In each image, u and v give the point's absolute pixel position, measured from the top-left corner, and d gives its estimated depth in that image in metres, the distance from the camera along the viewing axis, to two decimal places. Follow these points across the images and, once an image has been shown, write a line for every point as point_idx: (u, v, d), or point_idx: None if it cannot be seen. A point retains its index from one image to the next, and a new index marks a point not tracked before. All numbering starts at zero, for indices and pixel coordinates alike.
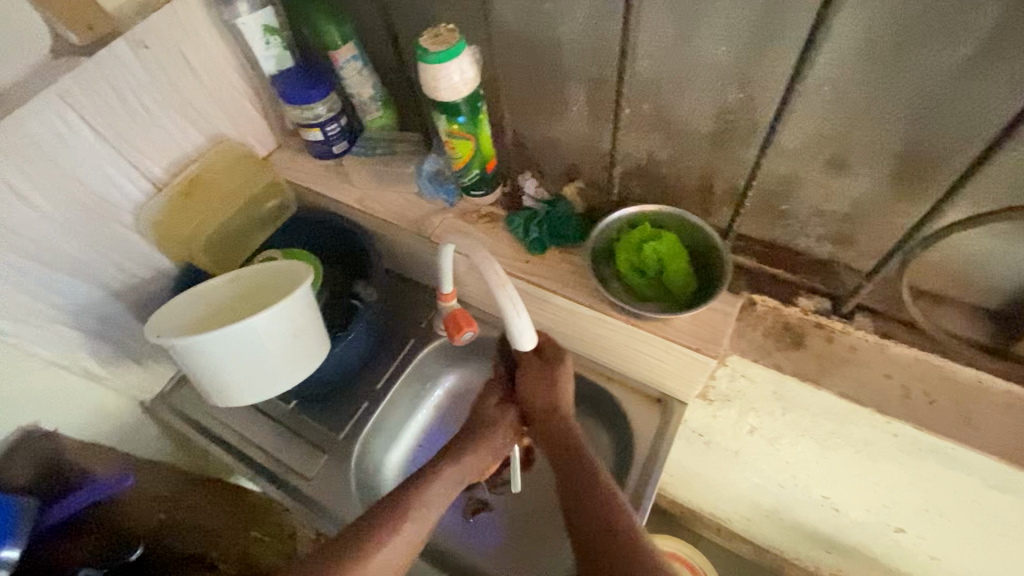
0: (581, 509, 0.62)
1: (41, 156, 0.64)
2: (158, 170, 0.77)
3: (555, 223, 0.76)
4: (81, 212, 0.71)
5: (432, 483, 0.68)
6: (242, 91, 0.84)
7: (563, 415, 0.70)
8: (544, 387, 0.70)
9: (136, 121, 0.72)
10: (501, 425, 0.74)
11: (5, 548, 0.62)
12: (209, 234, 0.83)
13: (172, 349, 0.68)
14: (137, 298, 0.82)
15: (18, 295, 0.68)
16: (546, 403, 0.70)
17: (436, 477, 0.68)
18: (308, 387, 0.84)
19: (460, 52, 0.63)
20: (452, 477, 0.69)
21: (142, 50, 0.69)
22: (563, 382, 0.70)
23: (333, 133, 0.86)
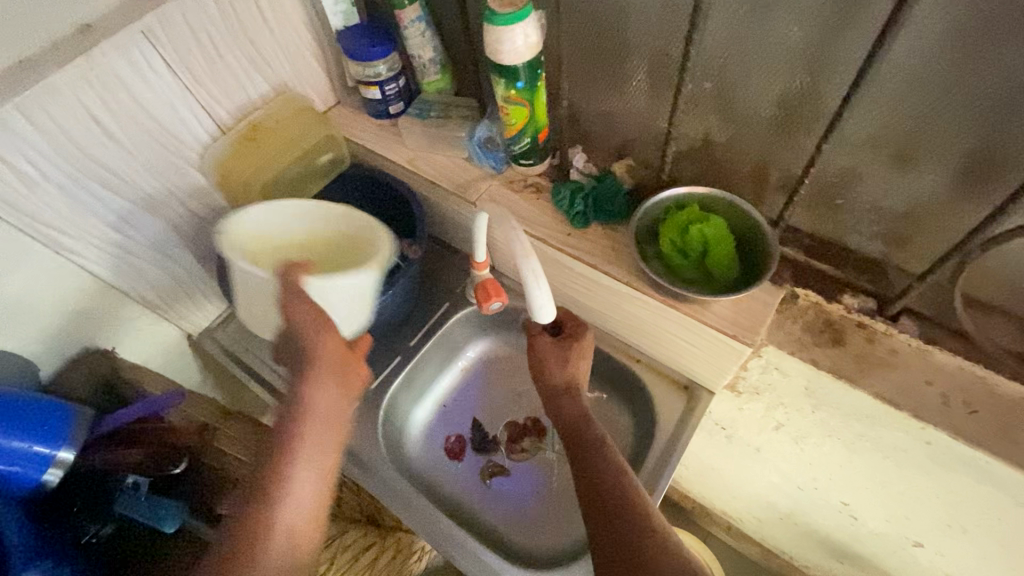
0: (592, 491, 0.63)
1: (122, 89, 0.68)
2: (223, 113, 0.81)
3: (601, 199, 0.76)
4: (153, 144, 0.75)
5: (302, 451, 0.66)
6: (308, 44, 0.87)
7: (577, 397, 0.72)
8: (559, 362, 0.74)
9: (209, 63, 0.75)
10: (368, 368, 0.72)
11: (61, 449, 0.67)
12: (266, 180, 0.87)
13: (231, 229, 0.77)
14: (195, 235, 0.86)
15: (90, 218, 0.73)
16: (561, 379, 0.73)
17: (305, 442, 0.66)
18: None
19: (526, 16, 0.64)
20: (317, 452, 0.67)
21: None
22: (579, 359, 0.74)
23: (391, 93, 0.88)
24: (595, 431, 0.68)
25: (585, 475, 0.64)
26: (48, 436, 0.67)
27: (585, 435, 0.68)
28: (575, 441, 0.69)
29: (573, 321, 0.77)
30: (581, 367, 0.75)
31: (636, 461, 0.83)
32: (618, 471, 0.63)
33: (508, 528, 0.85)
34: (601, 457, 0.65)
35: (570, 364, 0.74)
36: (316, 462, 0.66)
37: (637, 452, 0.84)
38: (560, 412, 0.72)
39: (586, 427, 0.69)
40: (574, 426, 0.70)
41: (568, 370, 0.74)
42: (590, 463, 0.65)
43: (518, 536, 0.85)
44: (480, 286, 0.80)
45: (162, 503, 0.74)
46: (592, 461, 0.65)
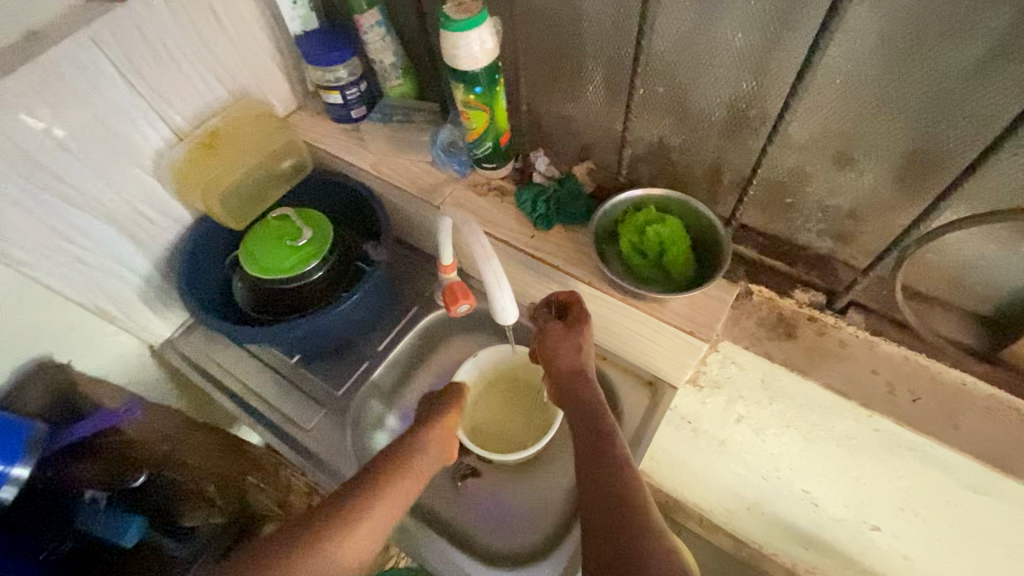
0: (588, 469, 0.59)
1: (71, 96, 0.67)
2: (180, 120, 0.80)
3: (564, 201, 0.77)
4: (105, 151, 0.73)
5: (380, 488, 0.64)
6: (267, 49, 0.86)
7: (590, 383, 0.68)
8: (570, 348, 0.70)
9: (164, 69, 0.74)
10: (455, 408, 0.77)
11: (14, 467, 0.65)
12: (225, 187, 0.84)
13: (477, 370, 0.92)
14: (154, 243, 0.84)
15: (41, 228, 0.71)
16: (569, 363, 0.69)
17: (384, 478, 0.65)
18: (312, 345, 0.87)
19: (481, 23, 0.65)
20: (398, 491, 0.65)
21: None
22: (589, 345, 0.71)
23: (353, 98, 0.88)
24: (602, 416, 0.63)
25: (582, 458, 0.60)
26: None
27: (592, 413, 0.64)
28: (580, 422, 0.64)
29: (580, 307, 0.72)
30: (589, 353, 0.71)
31: None
32: (616, 456, 0.58)
33: (479, 530, 0.86)
34: (600, 441, 0.60)
35: (581, 350, 0.70)
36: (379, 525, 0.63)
37: None
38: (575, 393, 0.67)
39: (595, 408, 0.65)
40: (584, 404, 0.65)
41: (580, 357, 0.70)
42: (587, 441, 0.61)
43: (489, 535, 0.86)
44: (447, 290, 0.80)
45: (122, 516, 0.76)
46: (594, 444, 0.60)
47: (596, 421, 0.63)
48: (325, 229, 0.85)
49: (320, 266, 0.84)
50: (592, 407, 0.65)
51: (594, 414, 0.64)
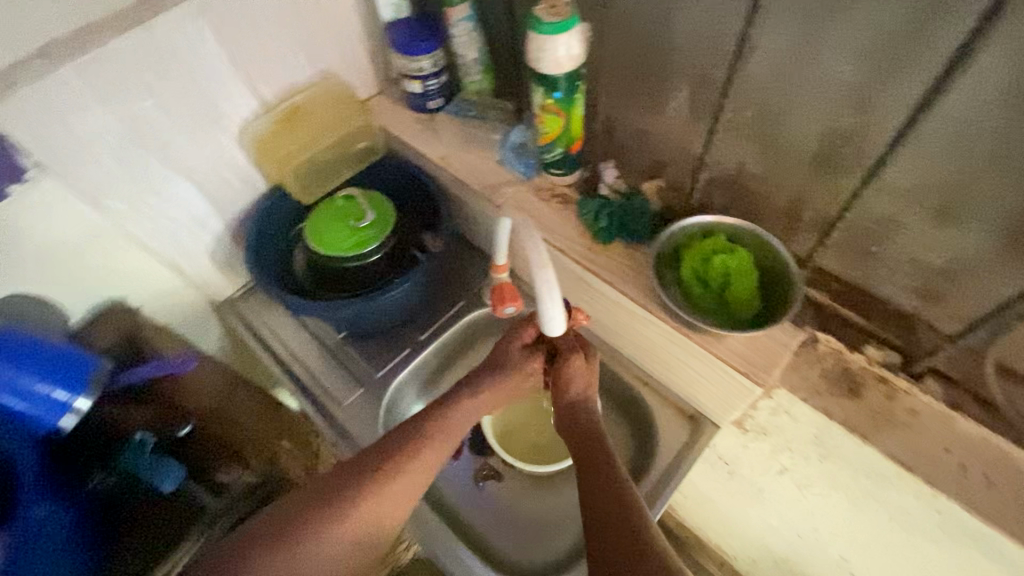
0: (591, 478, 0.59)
1: (173, 63, 0.71)
2: (267, 93, 0.83)
3: (629, 217, 0.75)
4: (196, 117, 0.77)
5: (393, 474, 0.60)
6: (356, 32, 0.88)
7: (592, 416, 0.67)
8: (582, 381, 0.67)
9: (258, 43, 0.78)
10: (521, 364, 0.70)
11: (79, 396, 0.68)
12: (302, 161, 0.89)
13: None
14: (228, 208, 0.89)
15: (132, 183, 0.76)
16: (581, 395, 0.68)
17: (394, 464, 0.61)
18: (360, 325, 0.89)
19: (571, 27, 0.63)
20: (413, 483, 0.61)
21: None
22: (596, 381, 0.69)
23: (432, 88, 0.90)
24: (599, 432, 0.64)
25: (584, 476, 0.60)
26: (75, 375, 0.68)
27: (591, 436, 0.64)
28: (592, 488, 0.58)
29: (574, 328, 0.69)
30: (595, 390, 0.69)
31: (630, 485, 0.82)
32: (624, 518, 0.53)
33: (493, 535, 0.86)
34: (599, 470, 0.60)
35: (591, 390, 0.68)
36: (387, 512, 0.59)
37: (632, 475, 0.83)
38: (581, 428, 0.66)
39: (611, 470, 0.59)
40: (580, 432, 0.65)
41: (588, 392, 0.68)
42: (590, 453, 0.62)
43: (503, 543, 0.85)
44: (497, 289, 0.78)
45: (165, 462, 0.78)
46: (606, 532, 0.53)
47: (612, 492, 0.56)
48: (387, 216, 0.87)
49: (377, 250, 0.86)
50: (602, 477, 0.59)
51: (609, 478, 0.58)
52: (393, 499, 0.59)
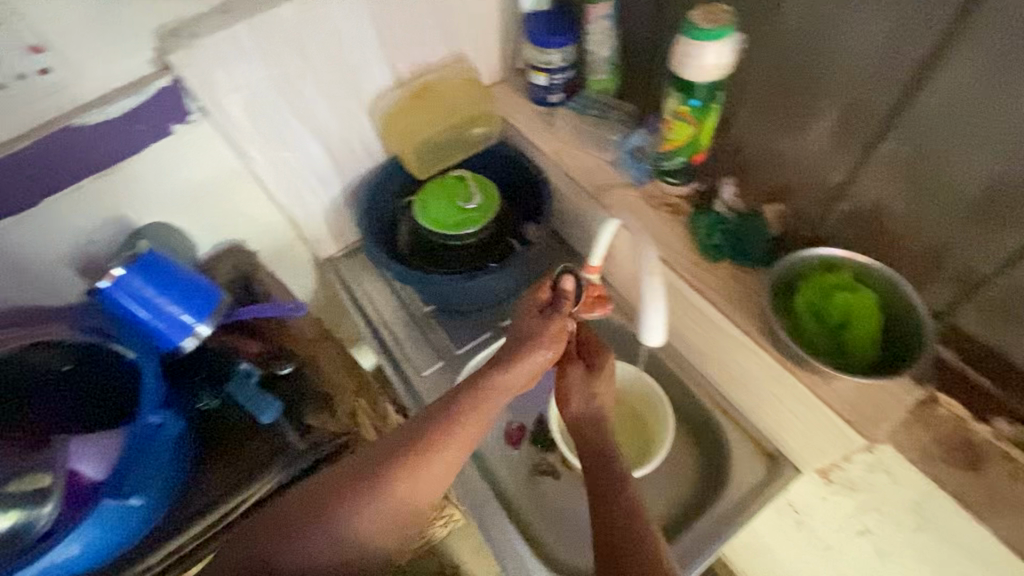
0: (602, 484, 0.66)
1: (328, 30, 0.76)
2: (402, 68, 0.87)
3: (744, 239, 0.73)
4: (338, 82, 0.83)
5: (433, 453, 0.62)
6: (494, 19, 0.90)
7: (609, 437, 0.71)
8: (583, 395, 0.73)
9: (404, 20, 0.82)
10: (538, 341, 0.66)
11: (202, 322, 0.74)
12: (423, 137, 0.93)
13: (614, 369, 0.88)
14: (347, 171, 0.94)
15: (274, 136, 0.82)
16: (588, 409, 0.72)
17: (438, 442, 0.62)
18: (450, 301, 0.92)
19: (724, 36, 0.62)
20: (453, 460, 0.63)
21: None
22: (603, 392, 0.73)
23: (557, 82, 0.90)
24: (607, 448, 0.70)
25: (595, 486, 0.66)
26: (198, 296, 0.74)
27: (600, 449, 0.70)
28: (600, 499, 0.65)
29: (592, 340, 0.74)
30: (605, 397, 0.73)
31: (693, 511, 0.80)
32: (636, 539, 0.59)
33: (544, 530, 0.86)
34: (613, 475, 0.67)
35: (596, 399, 0.72)
36: (427, 487, 0.62)
37: (698, 501, 0.80)
38: (585, 440, 0.71)
39: (618, 483, 0.65)
40: (589, 443, 0.71)
41: (592, 403, 0.73)
42: (602, 469, 0.67)
43: (553, 541, 0.85)
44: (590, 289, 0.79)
45: (267, 396, 0.82)
46: (616, 527, 0.61)
47: (625, 508, 0.62)
48: (493, 202, 0.89)
49: (478, 233, 0.89)
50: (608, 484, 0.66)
51: (617, 489, 0.65)
52: (426, 479, 0.61)
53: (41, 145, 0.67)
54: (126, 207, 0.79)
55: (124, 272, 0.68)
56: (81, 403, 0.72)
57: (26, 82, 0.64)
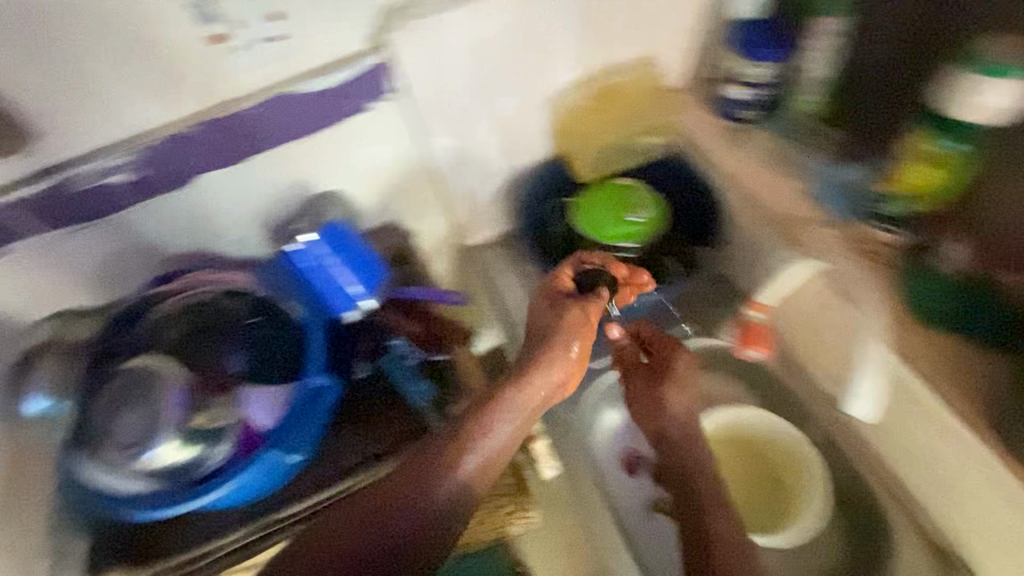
0: (704, 495, 0.73)
1: (535, 22, 0.77)
2: (592, 67, 0.85)
3: (974, 306, 0.66)
4: (529, 75, 0.83)
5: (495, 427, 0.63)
6: (695, 26, 0.86)
7: (695, 443, 0.76)
8: (651, 399, 0.78)
9: (608, 19, 0.81)
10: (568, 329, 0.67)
11: (368, 296, 0.78)
12: (598, 143, 0.92)
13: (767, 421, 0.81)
14: (512, 164, 0.93)
15: (458, 120, 0.83)
16: (673, 412, 0.77)
17: (490, 416, 0.63)
18: (591, 312, 0.88)
19: (1010, 75, 0.58)
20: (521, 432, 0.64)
21: None
22: (667, 395, 0.77)
23: (752, 98, 0.83)
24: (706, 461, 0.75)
25: (689, 506, 0.73)
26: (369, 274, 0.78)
27: (689, 472, 0.75)
28: (703, 523, 0.70)
29: (660, 342, 0.80)
30: (676, 394, 0.78)
31: None
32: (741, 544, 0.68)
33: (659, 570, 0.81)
34: (710, 498, 0.72)
35: (663, 403, 0.77)
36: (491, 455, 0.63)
37: None
38: (667, 446, 0.78)
39: (719, 508, 0.71)
40: (677, 463, 0.76)
41: (667, 408, 0.77)
42: (695, 485, 0.74)
43: None
44: (745, 330, 0.79)
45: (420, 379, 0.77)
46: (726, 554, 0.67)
47: (735, 532, 0.69)
48: (660, 222, 0.85)
49: (636, 249, 0.85)
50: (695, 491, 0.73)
51: (722, 517, 0.71)
52: (490, 458, 0.63)
53: (260, 108, 0.71)
54: (311, 175, 0.82)
55: (315, 238, 0.74)
56: (259, 354, 0.71)
57: (262, 47, 0.67)
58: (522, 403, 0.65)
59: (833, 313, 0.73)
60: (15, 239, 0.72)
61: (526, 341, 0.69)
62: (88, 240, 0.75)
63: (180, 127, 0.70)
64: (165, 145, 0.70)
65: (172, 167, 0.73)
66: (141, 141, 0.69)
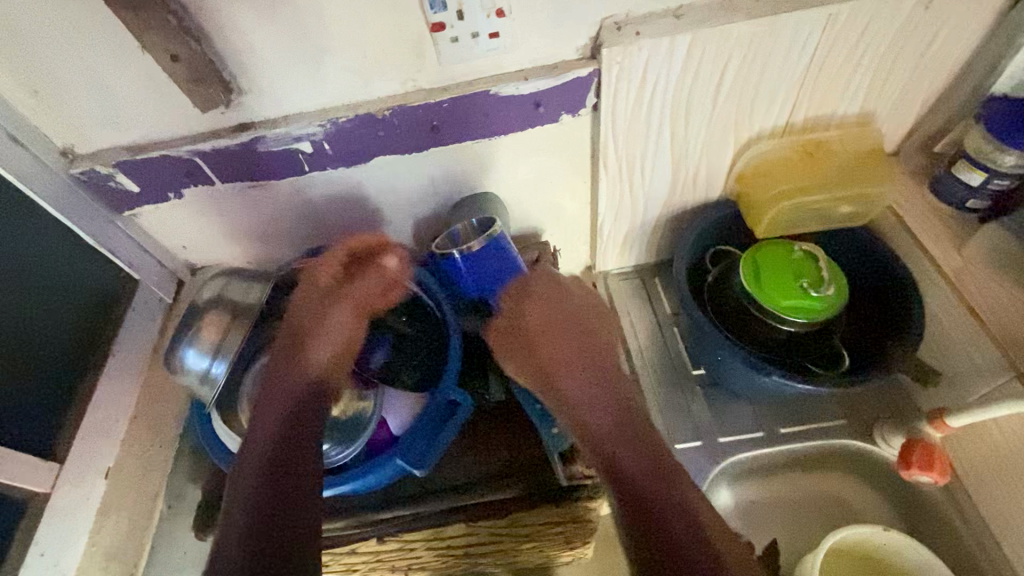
0: (634, 444, 0.61)
1: (758, 61, 0.68)
2: (799, 115, 0.76)
3: None
4: (730, 113, 0.74)
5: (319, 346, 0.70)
6: (933, 92, 0.75)
7: (595, 358, 0.73)
8: (558, 356, 0.72)
9: (840, 68, 0.71)
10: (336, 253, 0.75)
11: None
12: (797, 198, 0.78)
13: (906, 549, 0.70)
14: (677, 199, 0.85)
15: (639, 147, 0.76)
16: (572, 368, 0.71)
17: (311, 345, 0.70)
18: (739, 384, 0.79)
19: None
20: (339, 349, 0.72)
21: (918, 9, 0.65)
22: (558, 334, 0.75)
23: (990, 188, 0.72)
24: (617, 411, 0.66)
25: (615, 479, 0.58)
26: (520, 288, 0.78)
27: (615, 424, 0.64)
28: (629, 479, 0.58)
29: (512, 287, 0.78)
30: (558, 329, 0.75)
31: None
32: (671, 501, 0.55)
33: None
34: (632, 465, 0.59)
35: (548, 340, 0.74)
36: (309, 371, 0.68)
37: None
38: (583, 414, 0.66)
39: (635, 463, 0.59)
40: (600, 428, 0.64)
41: (558, 350, 0.73)
42: (600, 413, 0.66)
43: None
44: (925, 450, 0.69)
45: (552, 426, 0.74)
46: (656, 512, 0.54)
47: (659, 478, 0.57)
48: (838, 305, 0.74)
49: (800, 326, 0.74)
50: (619, 463, 0.59)
51: (642, 456, 0.60)
52: (304, 366, 0.68)
53: (452, 103, 0.68)
54: (478, 173, 0.79)
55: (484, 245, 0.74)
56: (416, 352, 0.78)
57: (476, 41, 0.63)
58: (342, 330, 0.72)
59: None
60: (191, 184, 0.73)
61: (297, 317, 0.72)
62: (250, 198, 0.76)
63: (373, 107, 0.68)
64: (351, 123, 0.69)
65: (350, 147, 0.71)
66: (332, 115, 0.68)
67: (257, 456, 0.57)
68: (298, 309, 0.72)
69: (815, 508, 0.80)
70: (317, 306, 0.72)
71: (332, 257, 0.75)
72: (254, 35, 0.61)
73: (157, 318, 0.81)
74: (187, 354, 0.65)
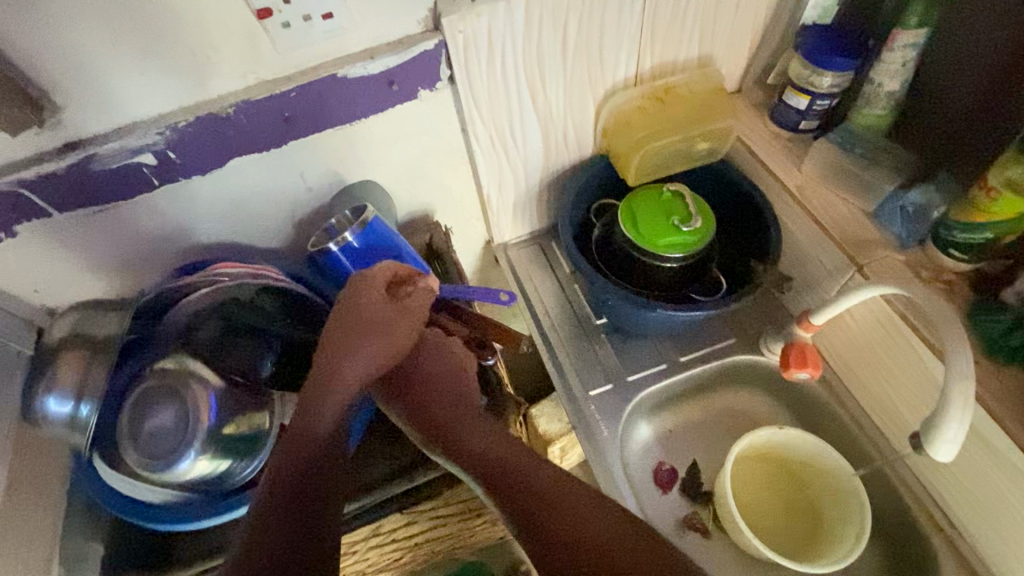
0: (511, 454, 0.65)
1: (597, 16, 0.71)
2: (647, 65, 0.81)
3: None
4: (583, 71, 0.77)
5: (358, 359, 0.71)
6: (757, 29, 0.82)
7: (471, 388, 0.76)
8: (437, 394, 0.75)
9: (673, 16, 0.76)
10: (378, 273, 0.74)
11: None
12: (657, 142, 0.83)
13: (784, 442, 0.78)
14: (553, 161, 0.88)
15: (505, 114, 0.78)
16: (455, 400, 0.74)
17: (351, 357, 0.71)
18: (635, 324, 0.83)
19: None
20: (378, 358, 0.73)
21: None
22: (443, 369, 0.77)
23: (816, 109, 0.80)
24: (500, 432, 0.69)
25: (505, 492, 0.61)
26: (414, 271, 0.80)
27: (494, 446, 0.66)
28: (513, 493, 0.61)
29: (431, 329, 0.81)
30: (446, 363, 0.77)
31: None
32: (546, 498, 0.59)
33: None
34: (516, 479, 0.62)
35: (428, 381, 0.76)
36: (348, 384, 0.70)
37: None
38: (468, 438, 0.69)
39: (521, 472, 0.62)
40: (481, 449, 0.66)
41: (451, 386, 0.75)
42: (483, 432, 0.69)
43: None
44: (799, 350, 0.76)
45: None
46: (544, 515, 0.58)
47: (541, 483, 0.60)
48: (708, 234, 0.79)
49: (679, 260, 0.80)
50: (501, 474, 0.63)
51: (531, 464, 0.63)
52: (346, 381, 0.70)
53: (299, 91, 0.66)
54: (347, 161, 0.77)
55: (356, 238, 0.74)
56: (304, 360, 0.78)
57: (311, 25, 0.61)
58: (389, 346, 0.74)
59: (896, 342, 0.71)
60: (24, 220, 0.65)
61: (345, 322, 0.72)
62: (98, 224, 0.70)
63: (215, 107, 0.64)
64: (191, 127, 0.64)
65: (197, 152, 0.67)
66: (169, 121, 0.64)
67: (289, 476, 0.60)
68: (347, 313, 0.72)
69: (723, 422, 0.88)
70: (366, 316, 0.72)
71: (389, 270, 0.74)
72: (58, 44, 0.55)
73: (18, 375, 0.73)
74: (47, 404, 0.60)
